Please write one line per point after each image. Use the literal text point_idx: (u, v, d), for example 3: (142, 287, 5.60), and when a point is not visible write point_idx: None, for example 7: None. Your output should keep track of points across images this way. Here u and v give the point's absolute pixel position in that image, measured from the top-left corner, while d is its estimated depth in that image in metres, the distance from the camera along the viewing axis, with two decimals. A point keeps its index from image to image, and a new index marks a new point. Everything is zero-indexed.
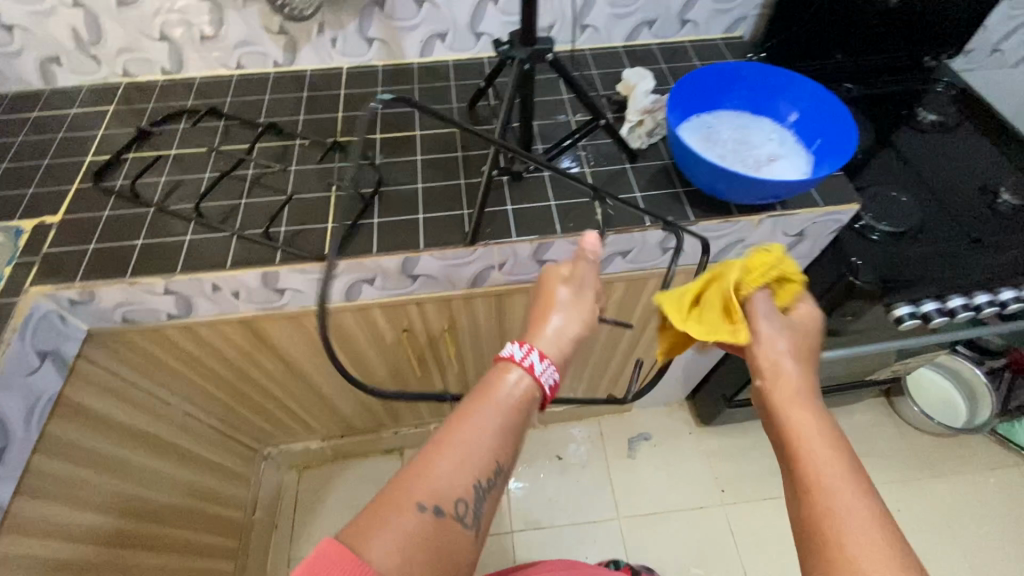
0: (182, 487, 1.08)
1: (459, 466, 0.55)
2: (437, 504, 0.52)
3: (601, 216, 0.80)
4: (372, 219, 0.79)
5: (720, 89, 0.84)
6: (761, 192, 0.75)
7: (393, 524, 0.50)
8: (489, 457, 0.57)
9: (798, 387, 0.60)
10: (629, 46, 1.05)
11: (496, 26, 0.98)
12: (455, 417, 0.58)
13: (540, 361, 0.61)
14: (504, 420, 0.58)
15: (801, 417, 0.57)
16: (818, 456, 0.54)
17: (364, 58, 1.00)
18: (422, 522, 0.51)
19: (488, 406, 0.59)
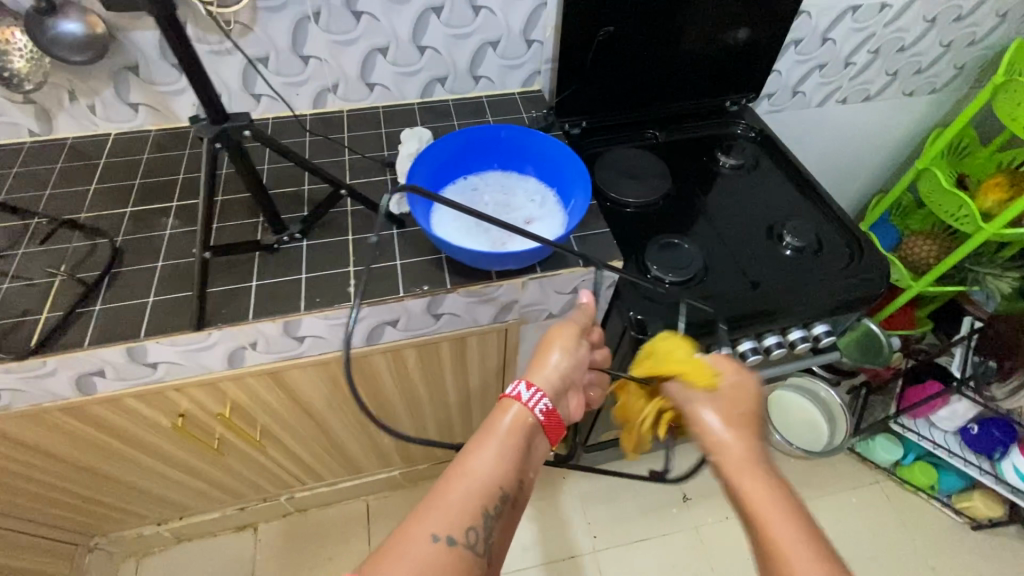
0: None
1: (465, 500, 0.58)
2: (434, 534, 0.55)
3: (353, 288, 0.75)
4: (94, 306, 0.73)
5: (482, 149, 0.83)
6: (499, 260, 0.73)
7: (410, 553, 0.54)
8: (493, 488, 0.59)
9: (763, 489, 0.60)
10: (426, 102, 1.03)
11: (274, 87, 0.94)
12: (462, 453, 0.61)
13: (526, 390, 0.64)
14: (501, 458, 0.61)
15: (774, 517, 0.57)
16: (792, 555, 0.54)
17: (133, 123, 0.94)
18: (434, 552, 0.55)
19: (498, 442, 0.62)
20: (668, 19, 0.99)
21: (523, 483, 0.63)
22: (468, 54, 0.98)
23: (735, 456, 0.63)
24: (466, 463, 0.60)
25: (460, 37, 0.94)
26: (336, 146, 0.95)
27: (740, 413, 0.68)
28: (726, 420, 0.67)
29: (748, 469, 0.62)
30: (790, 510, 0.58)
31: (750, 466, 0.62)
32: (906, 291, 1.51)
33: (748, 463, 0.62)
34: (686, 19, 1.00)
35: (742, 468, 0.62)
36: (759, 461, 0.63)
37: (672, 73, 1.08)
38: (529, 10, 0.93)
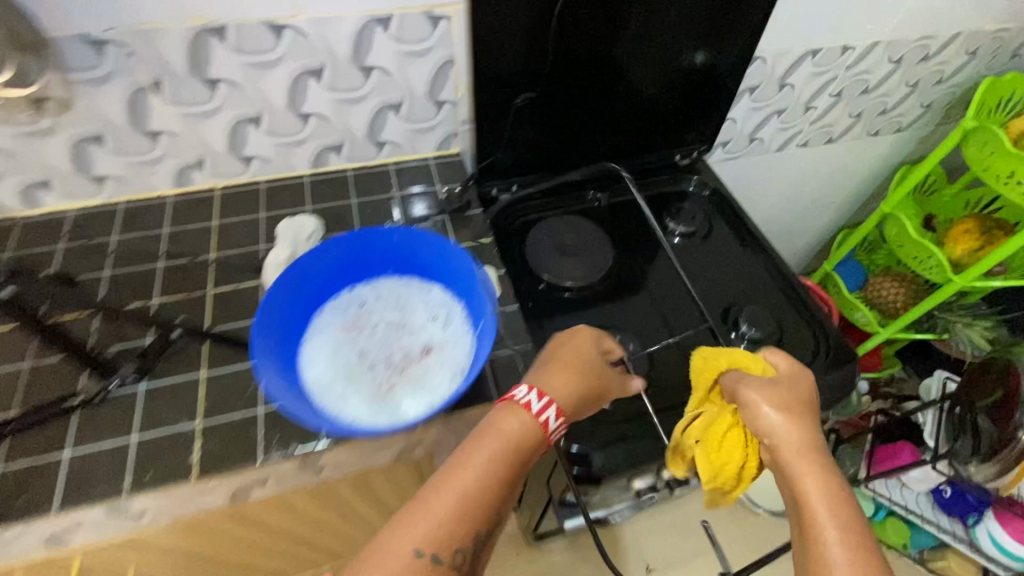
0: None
1: (458, 516, 0.47)
2: (418, 549, 0.45)
3: (195, 458, 0.59)
4: None
5: (373, 256, 0.67)
6: (381, 415, 0.58)
7: (384, 568, 0.43)
8: (486, 502, 0.49)
9: (821, 482, 0.53)
10: (319, 172, 0.86)
11: (119, 168, 0.76)
12: (455, 456, 0.50)
13: (539, 400, 0.54)
14: (498, 464, 0.50)
15: (821, 511, 0.51)
16: (832, 554, 0.48)
17: None
18: (411, 572, 0.44)
19: (495, 447, 0.51)
20: (602, 73, 0.84)
21: (516, 496, 0.52)
22: (365, 119, 0.81)
23: (795, 452, 0.56)
24: (453, 464, 0.49)
25: (350, 102, 0.78)
26: (202, 239, 0.77)
27: (799, 405, 0.60)
28: (795, 417, 0.58)
29: (806, 461, 0.55)
30: (843, 508, 0.51)
31: (808, 460, 0.55)
32: (874, 338, 1.40)
33: (814, 452, 0.56)
34: (622, 72, 0.85)
35: (802, 461, 0.55)
36: (820, 448, 0.57)
37: (612, 127, 0.95)
38: (432, 68, 0.77)
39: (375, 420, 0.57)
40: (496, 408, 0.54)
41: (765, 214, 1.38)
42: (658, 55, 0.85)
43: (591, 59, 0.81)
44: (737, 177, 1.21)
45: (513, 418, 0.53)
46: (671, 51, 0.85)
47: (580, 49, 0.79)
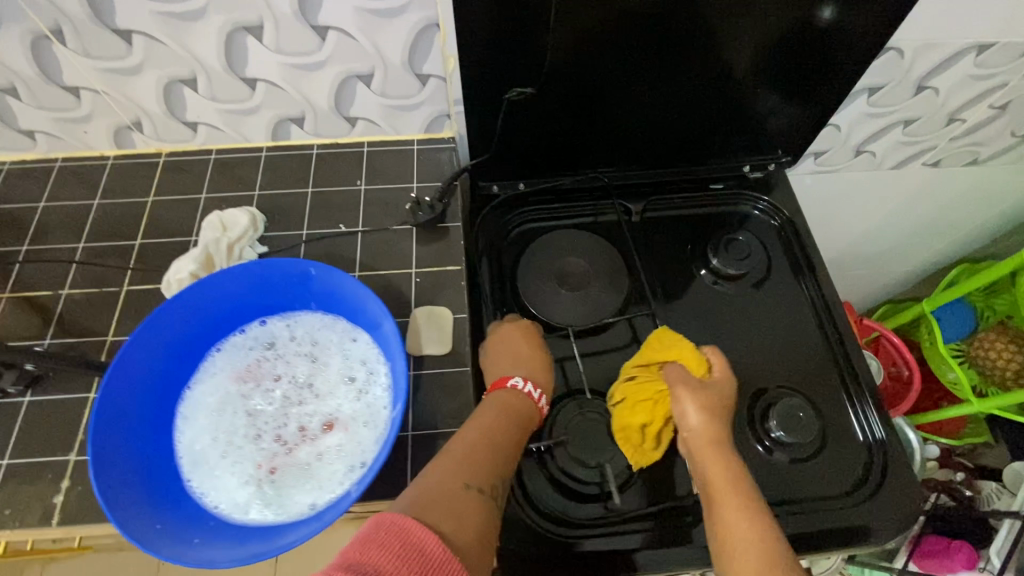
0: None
1: (489, 459, 0.49)
2: (465, 481, 0.45)
3: (61, 498, 0.52)
4: None
5: (289, 289, 0.53)
6: (251, 506, 0.47)
7: (438, 490, 0.44)
8: (510, 455, 0.51)
9: (727, 467, 0.56)
10: (280, 146, 0.71)
11: (46, 122, 0.65)
12: (474, 421, 0.52)
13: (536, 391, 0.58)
14: (510, 426, 0.53)
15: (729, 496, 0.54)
16: (738, 533, 0.51)
17: None
18: (464, 499, 0.44)
19: (501, 413, 0.54)
20: (675, 47, 0.62)
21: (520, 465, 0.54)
22: (328, 90, 0.64)
23: (701, 439, 0.58)
24: (466, 425, 0.52)
25: (306, 69, 0.61)
26: (134, 218, 0.67)
27: (723, 406, 0.61)
28: (704, 412, 0.60)
29: (714, 451, 0.57)
30: (746, 492, 0.54)
31: (712, 449, 0.57)
32: (960, 407, 1.09)
33: (721, 441, 0.58)
34: (712, 45, 0.63)
35: (709, 450, 0.58)
36: (728, 441, 0.59)
37: (669, 118, 0.72)
38: (410, 34, 0.58)
39: (242, 513, 0.47)
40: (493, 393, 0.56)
41: (858, 238, 1.08)
42: (770, 27, 0.62)
43: (667, 28, 0.60)
44: (828, 192, 0.93)
45: (506, 394, 0.56)
46: (790, 19, 0.61)
47: (634, 14, 0.57)
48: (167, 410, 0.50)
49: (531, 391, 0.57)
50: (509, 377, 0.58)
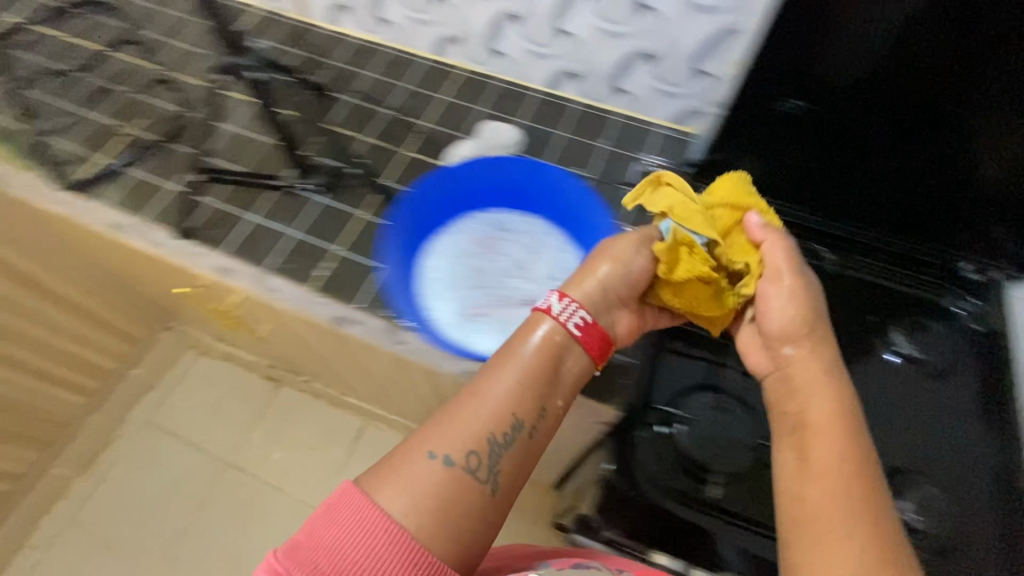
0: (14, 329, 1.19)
1: (471, 424, 0.48)
2: (425, 450, 0.47)
3: (315, 275, 0.68)
4: (136, 168, 0.77)
5: (538, 193, 0.65)
6: (455, 330, 0.59)
7: (403, 459, 0.47)
8: (498, 418, 0.49)
9: (829, 396, 0.49)
10: (549, 94, 0.85)
11: (400, 17, 0.85)
12: (481, 372, 0.52)
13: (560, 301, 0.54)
14: (536, 383, 0.51)
15: (838, 444, 0.47)
16: (845, 483, 0.44)
17: (276, 5, 0.93)
18: (427, 470, 0.46)
19: (524, 366, 0.52)
20: (949, 115, 0.64)
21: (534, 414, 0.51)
22: (615, 60, 0.76)
23: (815, 382, 0.51)
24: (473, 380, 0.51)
25: (608, 36, 0.73)
26: (423, 104, 0.84)
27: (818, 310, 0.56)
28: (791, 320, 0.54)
29: (820, 391, 0.50)
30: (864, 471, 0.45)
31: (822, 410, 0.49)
32: None
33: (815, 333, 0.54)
34: (989, 125, 0.63)
35: (815, 389, 0.50)
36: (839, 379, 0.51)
37: (883, 169, 0.72)
38: (711, 31, 0.67)
39: (447, 332, 0.59)
40: (522, 327, 0.56)
41: None
42: None
43: (953, 97, 0.62)
44: None
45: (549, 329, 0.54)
46: None
47: (919, 64, 0.61)
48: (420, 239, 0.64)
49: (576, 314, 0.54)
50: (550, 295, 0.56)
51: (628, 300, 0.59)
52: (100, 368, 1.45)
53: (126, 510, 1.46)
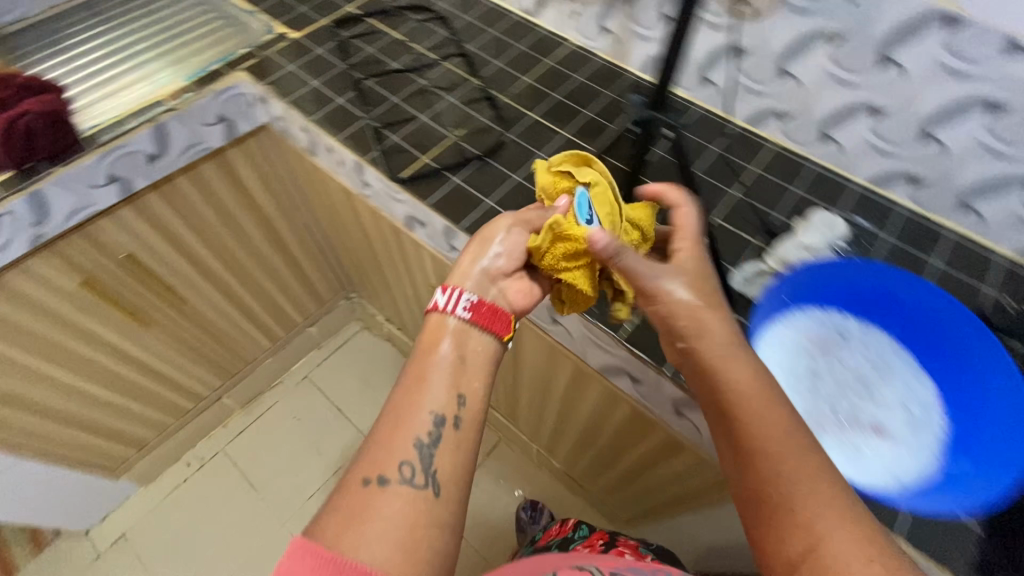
0: (249, 275, 1.30)
1: (392, 432, 0.53)
2: (365, 475, 0.50)
3: (628, 326, 0.69)
4: (457, 176, 0.81)
5: (884, 302, 0.62)
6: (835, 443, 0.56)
7: (351, 505, 0.47)
8: (415, 406, 0.54)
9: (693, 279, 0.56)
10: (871, 191, 0.79)
11: (730, 83, 0.83)
12: (399, 388, 0.57)
13: (443, 292, 0.61)
14: (441, 381, 0.56)
15: (712, 320, 0.52)
16: (755, 392, 0.48)
17: (592, 42, 0.95)
18: (364, 496, 0.48)
19: (419, 370, 0.57)
20: None
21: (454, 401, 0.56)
22: (983, 181, 0.68)
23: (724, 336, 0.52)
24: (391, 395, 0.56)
25: (993, 155, 0.65)
26: (732, 175, 0.83)
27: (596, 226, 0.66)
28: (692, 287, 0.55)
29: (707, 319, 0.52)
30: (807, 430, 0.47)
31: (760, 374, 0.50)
32: None
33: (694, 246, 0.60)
34: None
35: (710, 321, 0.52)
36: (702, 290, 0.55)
37: None
38: None
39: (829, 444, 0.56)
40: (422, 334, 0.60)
41: None
42: None
43: None
44: None
45: (434, 321, 0.60)
46: None
47: None
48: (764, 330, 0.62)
49: (453, 302, 0.60)
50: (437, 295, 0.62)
51: (514, 270, 0.65)
52: (290, 322, 1.55)
53: (275, 457, 1.56)
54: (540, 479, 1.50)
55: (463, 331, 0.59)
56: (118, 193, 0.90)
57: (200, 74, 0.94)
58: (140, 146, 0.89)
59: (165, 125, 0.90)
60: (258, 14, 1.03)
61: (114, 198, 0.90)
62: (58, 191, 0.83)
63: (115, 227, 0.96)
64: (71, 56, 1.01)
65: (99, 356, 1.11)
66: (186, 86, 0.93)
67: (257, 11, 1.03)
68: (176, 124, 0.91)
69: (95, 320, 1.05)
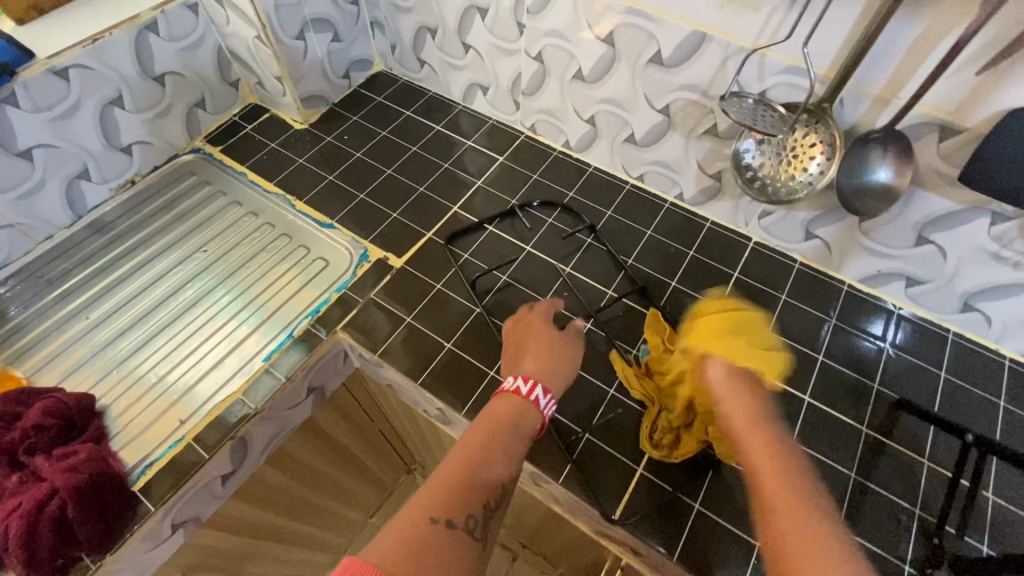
0: (317, 512, 1.03)
1: (468, 483, 0.46)
2: (433, 514, 0.42)
3: None
4: (694, 498, 0.58)
5: None
6: None
7: (404, 531, 0.41)
8: (493, 467, 0.47)
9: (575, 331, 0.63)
10: None
11: (1012, 316, 0.64)
12: (465, 440, 0.49)
13: (527, 384, 0.55)
14: (503, 441, 0.49)
15: (724, 390, 0.46)
16: (769, 465, 0.40)
17: (786, 246, 0.75)
18: (424, 535, 0.41)
19: (487, 424, 0.51)
20: None
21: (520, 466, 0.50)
22: None
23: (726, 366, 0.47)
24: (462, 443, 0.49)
25: None
26: None
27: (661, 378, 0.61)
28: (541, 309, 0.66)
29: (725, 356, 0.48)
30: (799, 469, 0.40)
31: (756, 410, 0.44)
32: None
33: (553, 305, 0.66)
34: None
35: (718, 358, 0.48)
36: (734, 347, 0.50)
37: None
38: None
39: None
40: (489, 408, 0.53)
41: None
42: None
43: None
44: None
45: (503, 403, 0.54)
46: None
47: None
48: None
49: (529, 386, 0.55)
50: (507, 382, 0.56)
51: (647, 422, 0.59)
52: (354, 524, 1.28)
53: None
54: None
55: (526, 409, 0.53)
56: (184, 534, 0.63)
57: (286, 342, 0.69)
58: (216, 471, 0.62)
59: (246, 434, 0.63)
60: (339, 231, 0.79)
61: (180, 542, 0.63)
62: None
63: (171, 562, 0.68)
64: (88, 314, 0.72)
65: None
66: (266, 363, 0.67)
67: (335, 224, 0.79)
68: (260, 425, 0.65)
69: None
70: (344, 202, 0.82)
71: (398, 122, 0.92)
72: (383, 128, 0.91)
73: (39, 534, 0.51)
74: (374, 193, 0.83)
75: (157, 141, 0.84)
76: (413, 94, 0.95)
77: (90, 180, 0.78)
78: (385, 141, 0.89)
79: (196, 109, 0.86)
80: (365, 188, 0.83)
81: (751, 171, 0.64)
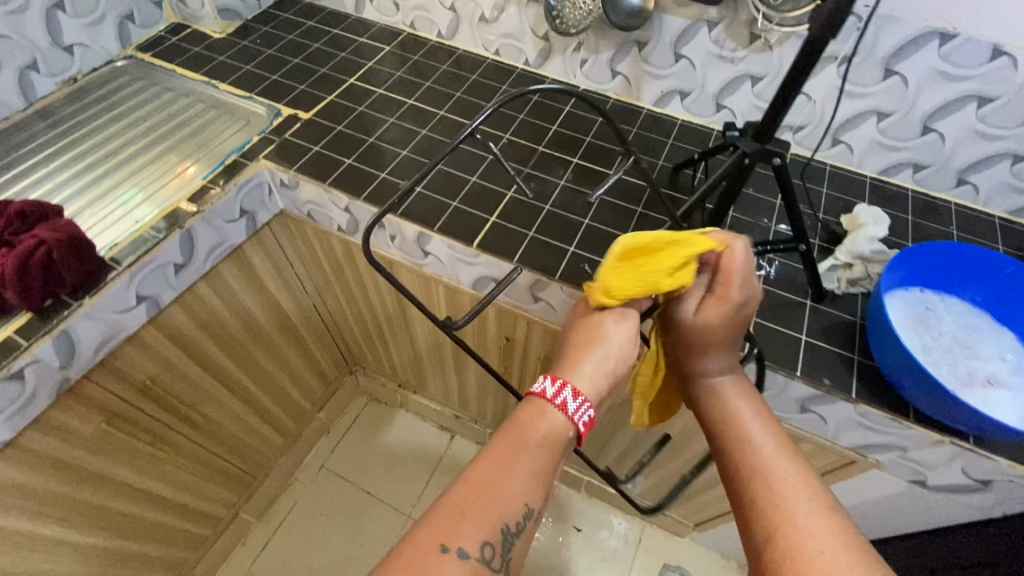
0: (263, 375, 1.20)
1: (517, 490, 0.49)
2: (442, 542, 0.44)
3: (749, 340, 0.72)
4: (531, 231, 0.83)
5: (954, 277, 0.72)
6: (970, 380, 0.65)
7: (408, 559, 0.43)
8: (517, 492, 0.48)
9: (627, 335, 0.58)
10: (881, 180, 0.92)
11: (744, 106, 0.92)
12: (482, 461, 0.50)
13: (574, 399, 0.53)
14: (531, 461, 0.50)
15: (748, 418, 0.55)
16: (786, 485, 0.49)
17: (603, 86, 1.02)
18: (432, 564, 0.43)
19: (512, 439, 0.51)
20: None
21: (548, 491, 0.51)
22: (975, 156, 0.83)
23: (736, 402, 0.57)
24: (479, 462, 0.49)
25: (984, 137, 0.80)
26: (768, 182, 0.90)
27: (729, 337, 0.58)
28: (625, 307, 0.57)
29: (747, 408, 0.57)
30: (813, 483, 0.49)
31: (769, 437, 0.53)
32: None
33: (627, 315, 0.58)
34: None
35: (737, 402, 0.57)
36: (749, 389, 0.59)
37: None
38: None
39: (965, 385, 0.64)
40: (521, 414, 0.53)
41: None
42: None
43: None
44: None
45: (533, 408, 0.53)
46: None
47: None
48: (872, 326, 0.67)
49: (568, 400, 0.53)
50: (539, 386, 0.54)
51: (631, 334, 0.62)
52: (302, 413, 1.44)
53: (309, 562, 1.42)
54: (591, 511, 1.51)
55: (559, 432, 0.52)
56: (147, 312, 0.81)
57: (220, 169, 0.88)
58: (169, 256, 0.80)
59: (193, 228, 0.82)
60: (258, 99, 0.98)
61: (143, 319, 0.81)
62: (89, 325, 0.73)
63: (132, 349, 0.84)
64: (49, 167, 0.90)
65: (122, 505, 0.96)
66: (206, 184, 0.86)
67: (254, 96, 0.99)
68: (203, 226, 0.84)
69: (117, 463, 0.91)
70: (260, 82, 1.01)
71: (302, 28, 1.13)
72: (290, 33, 1.12)
73: (32, 271, 0.67)
74: (285, 74, 1.03)
75: (94, 45, 1.01)
76: (315, 10, 1.17)
77: (37, 72, 0.95)
78: (292, 41, 1.10)
79: (126, 21, 1.04)
80: (277, 71, 1.03)
81: (556, 12, 0.89)
